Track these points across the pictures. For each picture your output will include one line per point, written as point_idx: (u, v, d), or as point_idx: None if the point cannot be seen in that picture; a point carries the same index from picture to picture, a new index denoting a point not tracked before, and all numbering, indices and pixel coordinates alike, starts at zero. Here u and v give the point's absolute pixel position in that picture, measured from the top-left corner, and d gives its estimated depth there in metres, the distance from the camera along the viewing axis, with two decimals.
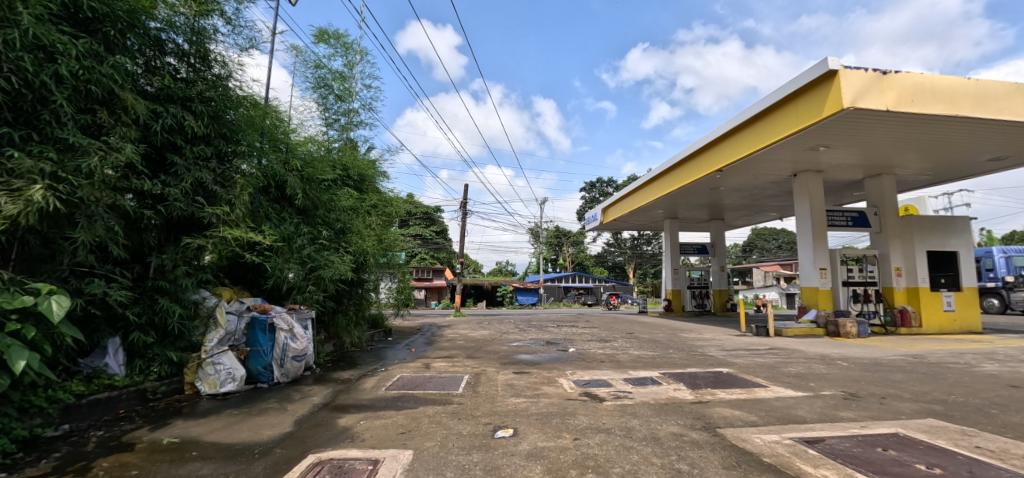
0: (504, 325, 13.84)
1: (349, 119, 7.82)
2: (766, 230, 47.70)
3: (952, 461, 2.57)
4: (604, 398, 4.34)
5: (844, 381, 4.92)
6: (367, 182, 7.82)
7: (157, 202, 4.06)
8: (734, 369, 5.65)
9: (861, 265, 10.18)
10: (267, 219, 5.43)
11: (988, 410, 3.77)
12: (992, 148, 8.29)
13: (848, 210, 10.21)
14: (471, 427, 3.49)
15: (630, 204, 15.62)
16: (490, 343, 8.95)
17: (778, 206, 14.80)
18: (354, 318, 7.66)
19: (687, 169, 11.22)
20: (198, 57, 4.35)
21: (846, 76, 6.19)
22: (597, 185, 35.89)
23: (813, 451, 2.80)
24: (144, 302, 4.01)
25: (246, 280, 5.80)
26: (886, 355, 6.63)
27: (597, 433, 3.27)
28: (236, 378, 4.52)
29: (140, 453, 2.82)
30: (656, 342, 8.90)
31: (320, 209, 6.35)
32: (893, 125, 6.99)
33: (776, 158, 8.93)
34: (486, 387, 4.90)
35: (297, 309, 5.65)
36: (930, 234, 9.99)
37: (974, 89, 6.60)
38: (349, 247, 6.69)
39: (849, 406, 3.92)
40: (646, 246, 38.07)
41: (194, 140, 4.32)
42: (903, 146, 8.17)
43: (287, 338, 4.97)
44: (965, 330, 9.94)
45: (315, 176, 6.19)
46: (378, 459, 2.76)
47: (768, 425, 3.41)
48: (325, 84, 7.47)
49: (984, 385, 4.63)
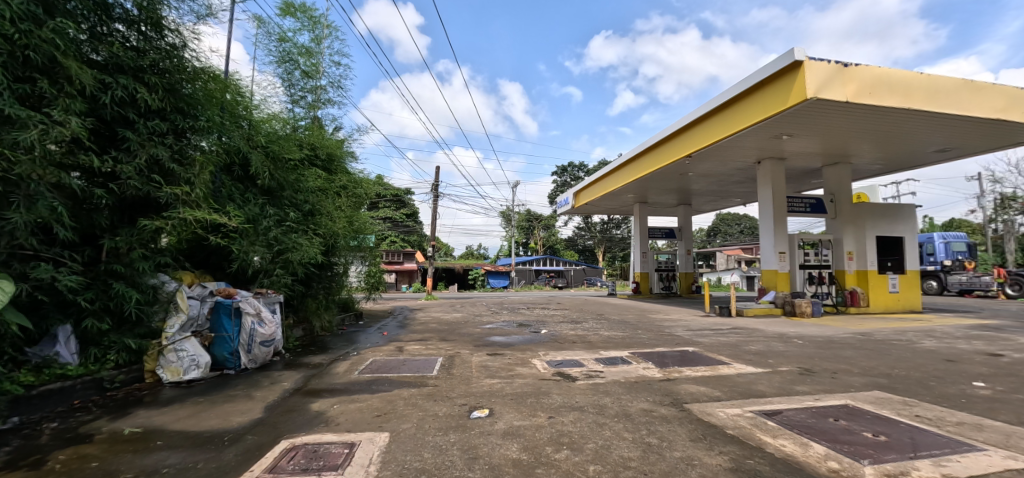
0: (476, 308, 13.91)
1: (316, 96, 7.48)
2: (728, 215, 49.91)
3: (895, 429, 2.82)
4: (576, 378, 4.47)
5: (799, 357, 5.26)
6: (335, 162, 7.50)
7: (109, 180, 3.84)
8: (698, 348, 5.93)
9: (817, 249, 10.80)
10: (230, 200, 5.18)
11: (927, 382, 4.14)
12: (937, 140, 8.88)
13: (807, 197, 10.79)
14: (447, 408, 3.52)
15: (602, 188, 15.75)
16: (463, 325, 9.02)
17: (743, 192, 15.36)
18: (324, 302, 7.53)
19: (658, 154, 11.37)
20: (150, 24, 4.00)
21: (809, 67, 6.40)
22: (569, 170, 36.30)
23: (772, 423, 3.00)
24: (97, 287, 3.76)
25: (209, 263, 5.59)
26: (839, 333, 7.11)
27: (571, 411, 3.38)
28: (201, 365, 4.37)
29: (101, 444, 2.70)
30: (625, 323, 9.18)
31: (287, 190, 6.06)
32: (851, 116, 7.33)
33: (742, 145, 9.22)
34: (461, 369, 4.93)
35: (264, 292, 5.44)
36: (881, 220, 10.62)
37: (927, 85, 6.97)
38: (319, 229, 6.52)
39: (804, 381, 4.21)
40: (615, 230, 38.96)
41: (147, 114, 4.05)
42: (860, 136, 8.58)
43: (253, 322, 4.87)
44: (906, 309, 10.75)
45: (281, 154, 5.91)
46: (354, 442, 2.76)
47: (731, 400, 3.61)
48: (290, 59, 7.06)
49: (924, 360, 5.05)
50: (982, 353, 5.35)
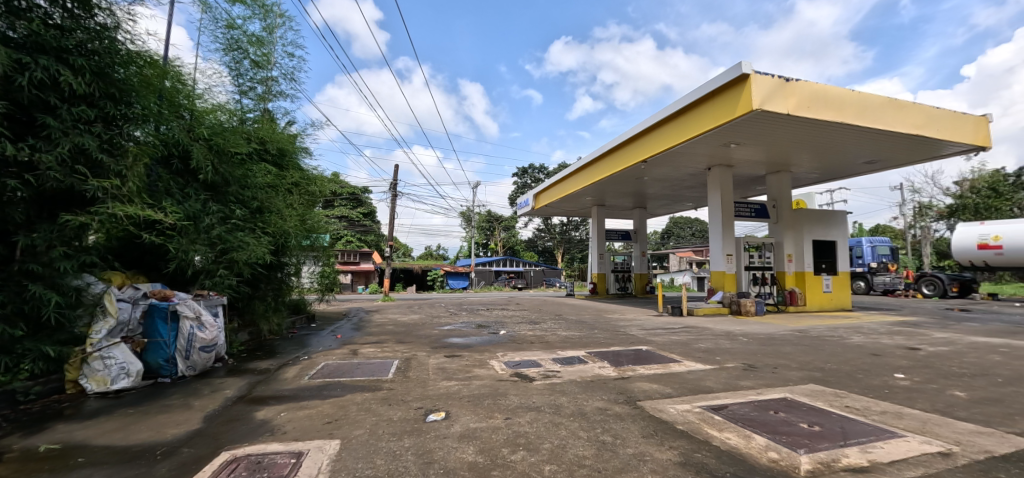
0: (434, 309, 13.71)
1: (266, 88, 7.11)
2: (681, 218, 52.21)
3: (828, 419, 3.03)
4: (533, 378, 4.49)
5: (744, 354, 5.57)
6: (287, 158, 7.14)
7: (25, 171, 3.49)
8: (652, 347, 6.14)
9: (761, 252, 11.48)
10: (167, 195, 4.82)
11: (855, 374, 4.50)
12: (866, 153, 9.70)
13: (752, 203, 11.48)
14: (402, 412, 3.44)
15: (561, 190, 15.99)
16: (420, 327, 8.87)
17: (695, 197, 16.12)
18: (273, 304, 7.14)
19: (615, 159, 11.69)
20: (76, 1, 3.67)
21: (755, 80, 6.81)
22: (530, 171, 36.64)
23: (719, 417, 3.14)
24: (9, 288, 3.40)
25: (144, 263, 5.19)
26: (779, 331, 7.59)
27: (528, 411, 3.39)
28: (131, 373, 4.02)
29: (9, 465, 2.41)
30: (582, 323, 9.37)
31: (232, 185, 5.70)
32: (792, 127, 7.86)
33: (694, 152, 9.66)
34: (417, 371, 4.83)
35: (206, 295, 5.09)
36: (817, 225, 11.46)
37: (858, 101, 7.59)
38: (267, 227, 6.16)
39: (748, 376, 4.45)
40: (573, 232, 39.83)
41: (72, 99, 3.70)
42: (800, 147, 9.20)
43: (192, 326, 4.50)
44: (838, 308, 11.64)
45: (226, 148, 5.52)
46: (302, 451, 2.63)
47: (681, 396, 3.76)
48: (239, 47, 6.65)
49: (853, 354, 5.48)
50: (903, 347, 5.88)
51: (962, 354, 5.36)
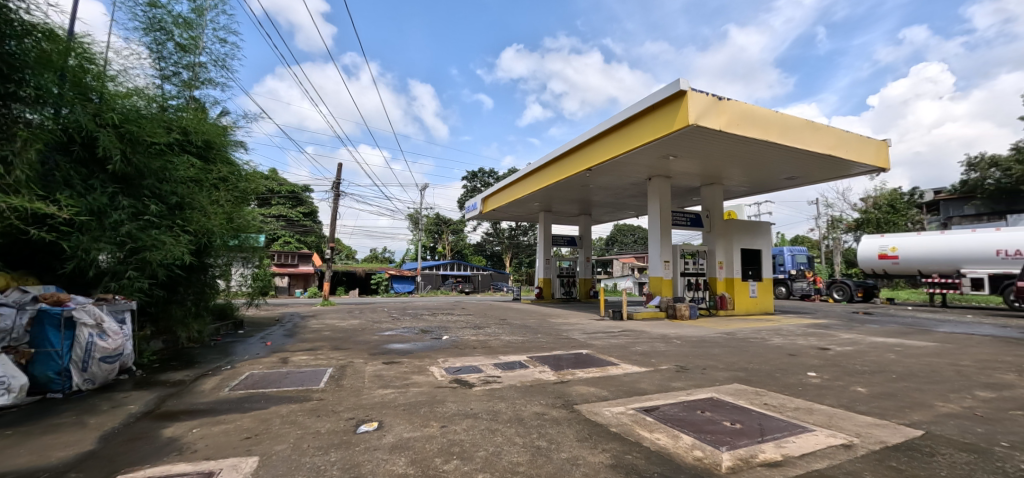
0: (377, 314, 13.22)
1: (193, 74, 6.57)
2: (626, 225, 54.40)
3: (749, 417, 3.22)
4: (473, 384, 4.42)
5: (678, 356, 5.84)
6: (214, 150, 6.53)
7: None
8: (592, 350, 6.28)
9: (695, 259, 12.06)
10: (65, 186, 4.31)
11: (773, 373, 4.85)
12: (788, 170, 10.63)
13: (688, 212, 12.16)
14: (331, 423, 3.25)
15: (509, 195, 16.05)
16: (360, 332, 8.52)
17: (638, 205, 16.83)
18: (193, 309, 6.57)
19: (562, 166, 11.95)
20: None
21: (691, 97, 7.23)
22: (479, 175, 36.49)
23: (650, 418, 3.24)
24: None
25: (34, 262, 4.60)
26: (711, 333, 8.07)
27: (465, 419, 3.32)
28: (13, 388, 3.46)
29: None
30: (526, 327, 9.40)
31: (147, 178, 5.11)
32: (725, 143, 8.42)
33: (637, 162, 10.09)
34: (351, 380, 4.60)
35: (110, 299, 4.58)
36: (745, 235, 12.35)
37: (781, 122, 8.30)
38: (188, 225, 5.63)
39: (679, 377, 4.67)
40: (521, 237, 40.35)
41: None
42: (732, 162, 9.89)
43: (93, 334, 4.02)
44: (763, 311, 12.58)
45: (141, 136, 4.85)
46: (212, 471, 2.38)
47: (616, 398, 3.85)
48: (162, 27, 6.07)
49: (773, 354, 5.92)
50: (816, 347, 6.44)
51: (863, 353, 5.97)
